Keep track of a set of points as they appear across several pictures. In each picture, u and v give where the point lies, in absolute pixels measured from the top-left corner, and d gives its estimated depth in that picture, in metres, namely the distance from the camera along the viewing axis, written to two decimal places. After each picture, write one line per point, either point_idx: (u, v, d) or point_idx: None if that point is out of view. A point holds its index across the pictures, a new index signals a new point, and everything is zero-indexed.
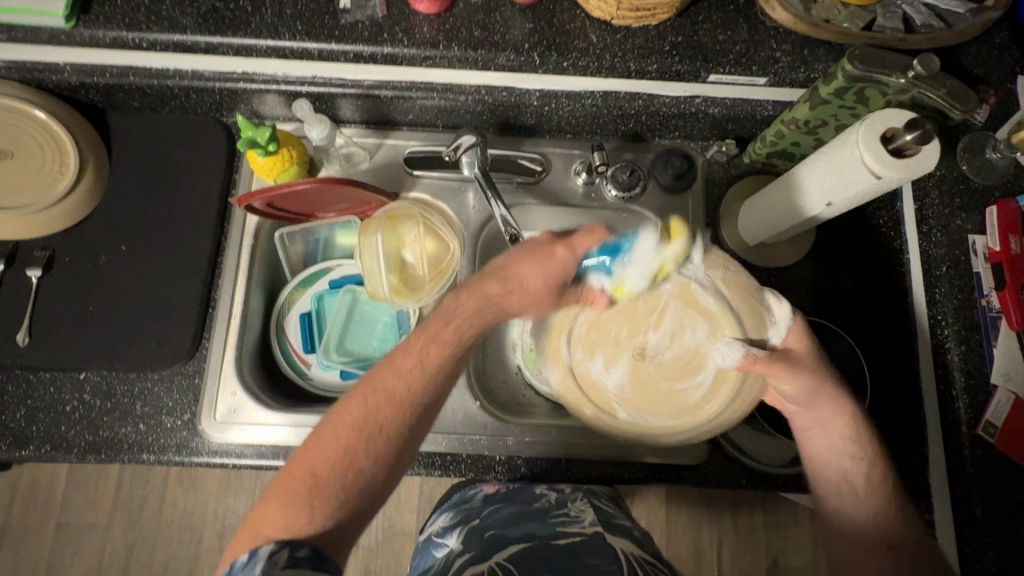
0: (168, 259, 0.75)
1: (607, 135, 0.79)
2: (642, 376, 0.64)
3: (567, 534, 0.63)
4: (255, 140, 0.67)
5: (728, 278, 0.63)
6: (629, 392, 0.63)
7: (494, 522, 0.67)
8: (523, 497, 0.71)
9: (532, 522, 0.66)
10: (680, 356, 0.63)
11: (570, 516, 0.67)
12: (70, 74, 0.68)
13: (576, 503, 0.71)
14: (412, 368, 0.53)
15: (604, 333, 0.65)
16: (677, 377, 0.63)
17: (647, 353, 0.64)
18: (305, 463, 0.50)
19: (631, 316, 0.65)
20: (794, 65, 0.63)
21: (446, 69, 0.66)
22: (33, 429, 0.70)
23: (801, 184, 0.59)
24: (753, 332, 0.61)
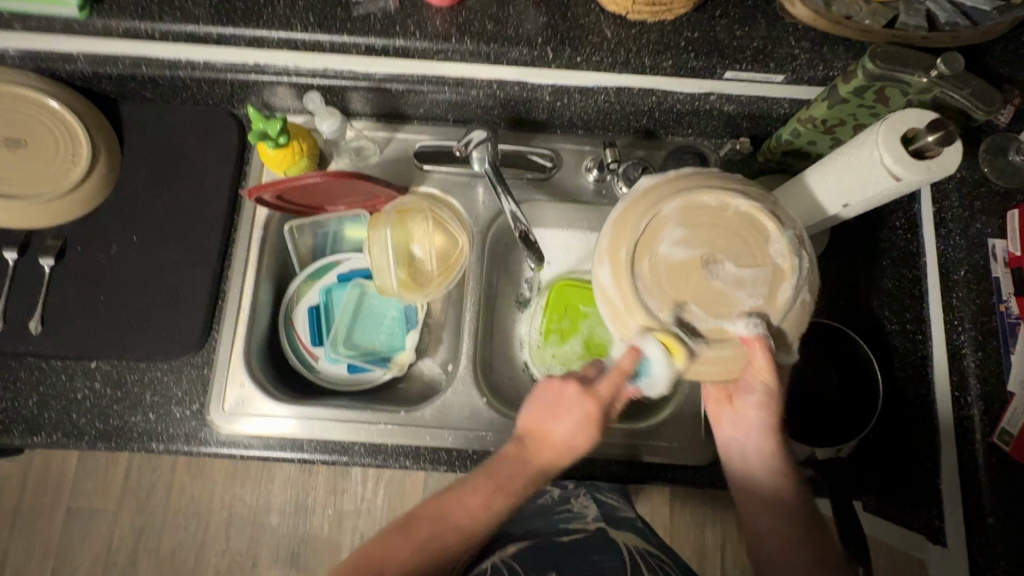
0: (179, 250, 0.75)
1: (620, 132, 0.78)
2: (675, 283, 0.46)
3: (571, 531, 0.66)
4: (266, 132, 0.67)
5: (811, 274, 0.48)
6: (662, 288, 0.46)
7: (501, 518, 0.69)
8: (528, 493, 0.73)
9: (537, 520, 0.68)
10: (723, 292, 0.46)
11: (573, 513, 0.69)
12: (83, 64, 0.68)
13: (580, 498, 0.71)
14: (467, 523, 0.52)
15: (709, 212, 0.48)
16: (700, 302, 0.46)
17: (712, 266, 0.46)
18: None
19: (739, 234, 0.48)
20: (812, 62, 0.62)
21: (457, 63, 0.65)
22: (45, 416, 0.71)
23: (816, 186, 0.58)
24: (792, 322, 0.47)
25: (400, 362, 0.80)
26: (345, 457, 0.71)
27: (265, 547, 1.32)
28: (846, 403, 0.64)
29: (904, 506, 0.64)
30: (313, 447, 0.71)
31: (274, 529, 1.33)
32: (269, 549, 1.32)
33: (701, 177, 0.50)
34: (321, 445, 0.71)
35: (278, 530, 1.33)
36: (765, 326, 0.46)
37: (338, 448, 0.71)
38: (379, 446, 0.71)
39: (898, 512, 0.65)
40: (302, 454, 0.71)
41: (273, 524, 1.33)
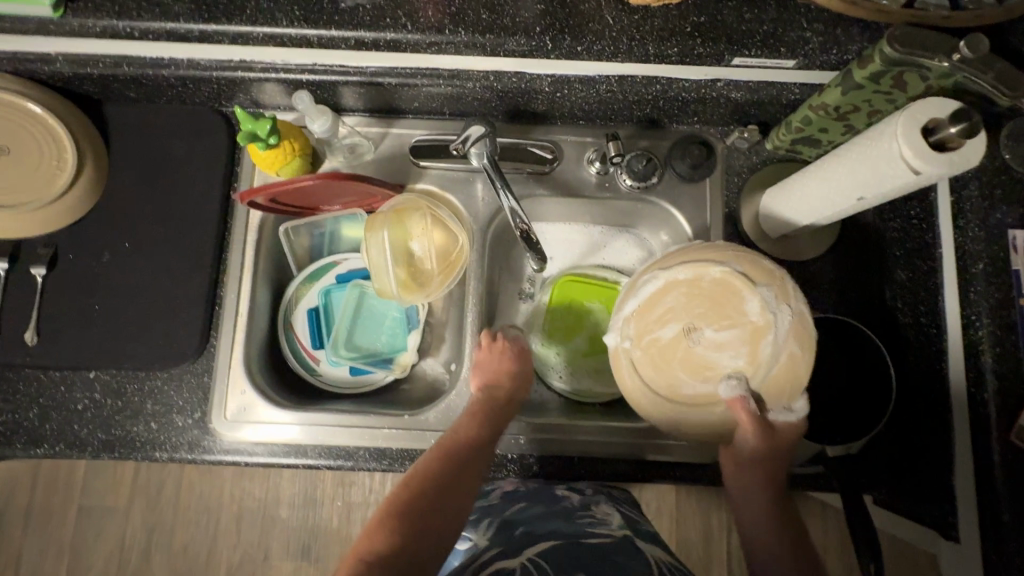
0: (172, 256, 0.74)
1: (622, 122, 0.75)
2: (668, 358, 0.54)
3: (597, 534, 0.62)
4: (255, 132, 0.65)
5: (798, 323, 0.52)
6: (651, 355, 0.55)
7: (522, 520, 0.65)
8: (547, 494, 0.69)
9: (559, 521, 0.64)
10: (710, 360, 0.53)
11: (596, 517, 0.65)
12: (63, 65, 0.66)
13: (602, 505, 0.68)
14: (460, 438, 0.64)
15: (687, 284, 0.55)
16: (687, 373, 0.54)
17: (692, 333, 0.54)
18: (393, 522, 0.57)
19: (718, 299, 0.54)
20: (826, 46, 0.59)
21: (452, 56, 0.63)
22: (46, 428, 0.70)
23: (830, 178, 0.56)
24: (783, 373, 0.52)
25: (402, 363, 0.79)
26: (350, 463, 0.71)
27: (276, 540, 1.34)
28: (857, 399, 0.63)
29: (916, 501, 0.64)
30: (317, 452, 0.71)
31: (284, 522, 1.34)
32: (280, 541, 1.34)
33: (683, 256, 0.57)
34: (325, 450, 0.71)
35: (288, 523, 1.34)
36: (749, 384, 0.53)
37: (343, 453, 0.71)
38: (384, 451, 0.71)
39: (910, 507, 0.64)
40: (306, 460, 0.71)
41: (283, 516, 1.35)
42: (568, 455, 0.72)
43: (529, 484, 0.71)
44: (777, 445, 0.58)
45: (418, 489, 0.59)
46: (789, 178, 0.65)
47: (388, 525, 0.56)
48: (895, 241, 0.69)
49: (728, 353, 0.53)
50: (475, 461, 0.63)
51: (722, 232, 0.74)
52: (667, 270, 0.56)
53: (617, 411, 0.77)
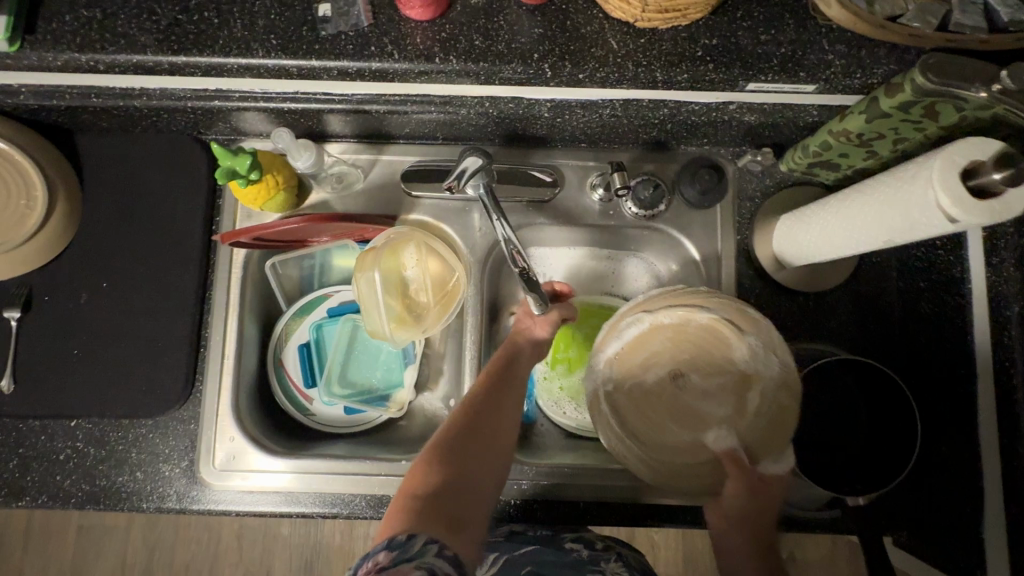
0: (153, 295, 0.70)
1: (627, 144, 0.71)
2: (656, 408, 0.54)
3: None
4: (234, 169, 0.61)
5: (785, 374, 0.52)
6: (634, 403, 0.55)
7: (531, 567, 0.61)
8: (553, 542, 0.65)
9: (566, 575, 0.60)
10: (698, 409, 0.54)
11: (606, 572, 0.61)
12: (27, 97, 0.61)
13: (613, 562, 0.63)
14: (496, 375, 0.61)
15: (672, 328, 0.55)
16: (675, 421, 0.54)
17: (679, 380, 0.55)
18: (442, 453, 0.53)
19: (702, 346, 0.55)
20: (849, 69, 0.54)
21: (444, 83, 0.58)
22: (27, 479, 0.67)
23: (858, 218, 0.52)
24: (769, 424, 0.53)
25: (399, 401, 0.74)
26: (346, 510, 0.68)
27: (277, 558, 1.32)
28: (878, 445, 0.60)
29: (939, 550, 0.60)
30: (312, 501, 0.68)
31: (286, 540, 1.32)
32: (282, 559, 1.32)
33: (665, 299, 0.55)
34: (319, 498, 0.68)
35: (290, 541, 1.32)
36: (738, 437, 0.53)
37: (339, 501, 0.68)
38: (381, 498, 0.68)
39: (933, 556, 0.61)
40: (300, 508, 0.68)
41: (284, 533, 1.33)
42: (574, 499, 0.69)
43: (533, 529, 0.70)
44: (767, 496, 0.53)
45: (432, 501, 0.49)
46: (806, 207, 0.60)
47: (436, 458, 0.53)
48: (920, 271, 0.64)
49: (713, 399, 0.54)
50: (505, 395, 0.59)
51: (733, 261, 0.70)
52: (651, 313, 0.55)
53: None
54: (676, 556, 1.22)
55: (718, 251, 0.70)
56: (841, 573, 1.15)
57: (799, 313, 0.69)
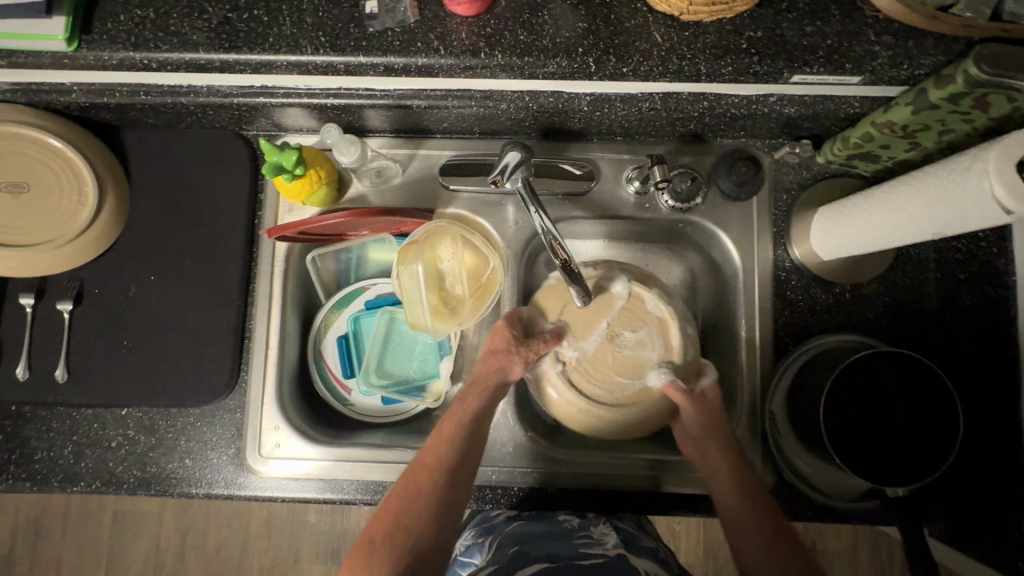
0: (198, 288, 0.71)
1: (662, 137, 0.71)
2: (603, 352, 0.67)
3: (591, 555, 0.63)
4: (282, 165, 0.62)
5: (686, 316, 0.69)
6: (584, 369, 0.66)
7: (524, 539, 0.67)
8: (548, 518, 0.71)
9: (555, 542, 0.66)
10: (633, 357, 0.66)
11: (592, 538, 0.67)
12: (79, 95, 0.63)
13: (599, 526, 0.70)
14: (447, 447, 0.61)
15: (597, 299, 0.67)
16: (621, 372, 0.66)
17: (616, 338, 0.67)
18: (385, 547, 0.55)
19: (625, 308, 0.67)
20: (897, 60, 0.54)
21: (487, 78, 0.59)
22: (81, 465, 0.69)
23: (907, 208, 0.51)
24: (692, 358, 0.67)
25: (435, 392, 0.76)
26: None
27: (305, 545, 1.35)
28: (918, 438, 0.60)
29: (976, 539, 0.61)
30: (354, 488, 0.70)
31: (313, 527, 1.35)
32: (309, 545, 1.35)
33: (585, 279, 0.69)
34: (361, 485, 0.70)
35: (317, 528, 1.35)
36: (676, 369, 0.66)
37: (380, 488, 0.70)
38: None
39: (970, 545, 0.62)
40: (343, 495, 0.70)
41: (311, 520, 1.35)
42: (609, 488, 0.70)
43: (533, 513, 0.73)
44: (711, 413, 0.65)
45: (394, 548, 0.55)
46: (849, 200, 0.60)
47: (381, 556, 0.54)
48: (960, 263, 0.64)
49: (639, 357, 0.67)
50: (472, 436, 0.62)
51: (769, 253, 0.70)
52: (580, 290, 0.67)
53: (657, 438, 0.75)
54: (698, 546, 1.23)
55: (753, 244, 0.71)
56: (864, 565, 1.15)
57: (835, 305, 0.69)
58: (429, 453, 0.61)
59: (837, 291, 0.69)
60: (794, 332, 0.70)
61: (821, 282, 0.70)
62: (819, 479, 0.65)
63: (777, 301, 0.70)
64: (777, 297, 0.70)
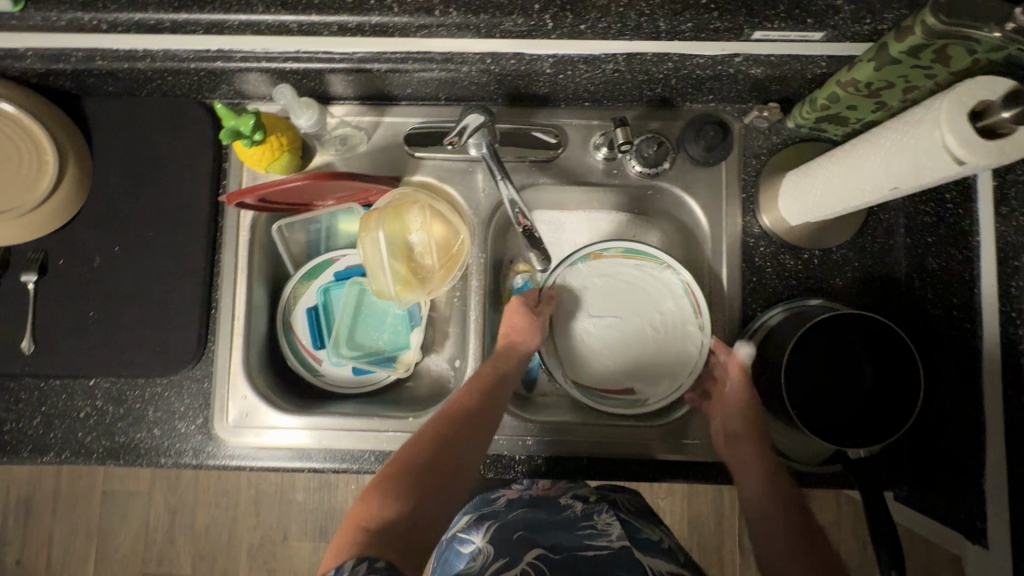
0: (163, 259, 0.71)
1: (630, 103, 0.70)
2: (595, 333, 0.73)
3: (595, 546, 0.58)
4: (238, 130, 0.61)
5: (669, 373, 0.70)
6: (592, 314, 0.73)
7: (522, 526, 0.62)
8: (550, 503, 0.67)
9: (558, 532, 0.60)
10: (615, 362, 0.72)
11: (597, 529, 0.61)
12: (33, 61, 0.62)
13: (603, 515, 0.64)
14: (472, 401, 0.61)
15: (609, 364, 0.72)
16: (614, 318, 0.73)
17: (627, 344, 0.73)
18: (399, 491, 0.52)
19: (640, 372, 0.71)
20: (858, 15, 0.53)
21: (445, 38, 0.58)
22: (51, 436, 0.70)
23: (863, 166, 0.51)
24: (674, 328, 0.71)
25: (405, 361, 0.76)
26: (355, 466, 0.70)
27: (294, 522, 1.36)
28: (877, 401, 0.61)
29: (939, 499, 0.61)
30: (322, 456, 0.70)
31: (300, 505, 1.36)
32: (298, 522, 1.36)
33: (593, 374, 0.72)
34: (331, 454, 0.70)
35: (305, 506, 1.36)
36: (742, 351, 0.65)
37: (348, 456, 0.70)
38: (390, 453, 0.70)
39: (931, 506, 0.62)
40: (313, 464, 0.70)
41: (300, 498, 1.36)
42: (576, 455, 0.70)
43: (532, 495, 0.70)
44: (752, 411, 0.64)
45: (416, 467, 0.55)
46: (812, 162, 0.60)
47: (397, 494, 0.52)
48: (928, 226, 0.64)
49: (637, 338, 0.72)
50: (496, 400, 0.63)
51: (737, 220, 0.70)
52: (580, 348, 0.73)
53: (627, 409, 0.75)
54: (681, 521, 1.24)
55: (723, 211, 0.70)
56: None
57: (803, 271, 0.69)
58: (453, 403, 0.61)
59: (806, 257, 0.69)
60: (763, 298, 0.69)
61: (790, 248, 0.69)
62: (784, 443, 0.66)
63: (746, 268, 0.69)
64: (745, 263, 0.69)
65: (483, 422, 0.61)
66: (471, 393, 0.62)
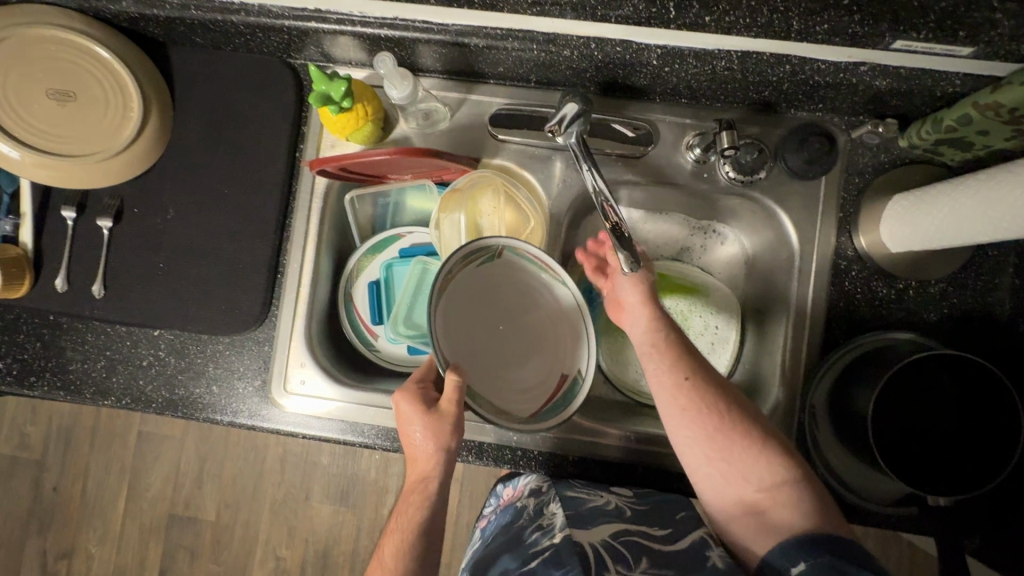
0: (234, 217, 0.70)
1: (730, 104, 0.66)
2: (506, 363, 0.63)
3: (534, 552, 0.52)
4: (329, 95, 0.60)
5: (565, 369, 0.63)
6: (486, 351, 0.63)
7: (483, 569, 0.56)
8: (511, 516, 0.62)
9: (509, 556, 0.54)
10: (536, 375, 0.63)
11: (542, 529, 0.56)
12: (129, 5, 0.61)
13: (550, 506, 0.59)
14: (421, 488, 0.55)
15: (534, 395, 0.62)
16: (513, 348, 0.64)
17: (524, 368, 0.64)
18: None
19: (550, 381, 0.63)
20: (1017, 33, 0.48)
21: (552, 18, 0.55)
22: (113, 380, 0.71)
23: (1001, 201, 0.47)
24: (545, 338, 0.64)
25: None
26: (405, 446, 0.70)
27: (317, 484, 1.38)
28: (965, 450, 0.57)
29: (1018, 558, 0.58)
30: (373, 433, 0.70)
31: (325, 468, 1.38)
32: (321, 485, 1.38)
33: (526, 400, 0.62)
34: (382, 432, 0.70)
35: (329, 470, 1.38)
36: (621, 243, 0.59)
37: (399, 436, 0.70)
38: None
39: (1005, 564, 0.58)
40: (363, 439, 0.70)
41: (325, 462, 1.38)
42: (631, 464, 0.68)
43: (505, 509, 0.65)
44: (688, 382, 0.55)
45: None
46: (931, 188, 0.56)
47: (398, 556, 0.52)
48: None
49: (516, 343, 0.65)
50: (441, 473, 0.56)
51: (830, 239, 0.66)
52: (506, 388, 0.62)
53: None
54: None
55: (816, 228, 0.66)
56: None
57: (896, 301, 0.65)
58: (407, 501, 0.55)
59: (901, 287, 0.65)
60: (847, 325, 0.65)
61: (884, 275, 0.65)
62: (854, 480, 0.62)
63: (833, 290, 0.65)
64: (833, 286, 0.65)
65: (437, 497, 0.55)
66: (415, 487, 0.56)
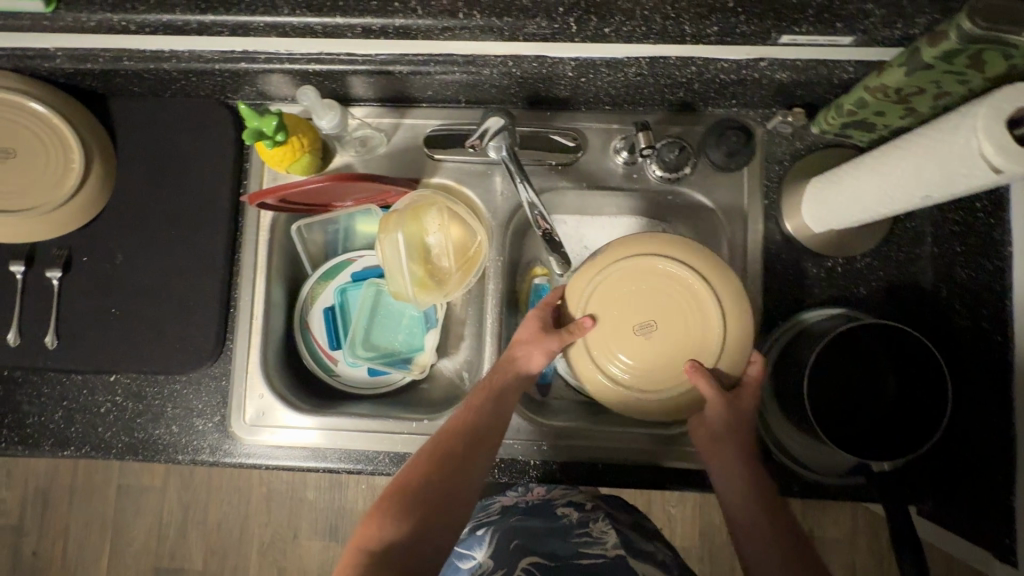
0: (183, 256, 0.72)
1: (652, 107, 0.70)
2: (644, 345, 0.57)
3: (592, 556, 0.60)
4: (262, 130, 0.61)
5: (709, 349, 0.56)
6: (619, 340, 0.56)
7: (523, 536, 0.64)
8: (548, 514, 0.69)
9: (554, 541, 0.63)
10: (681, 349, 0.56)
11: (592, 537, 0.64)
12: (62, 61, 0.63)
13: (599, 523, 0.67)
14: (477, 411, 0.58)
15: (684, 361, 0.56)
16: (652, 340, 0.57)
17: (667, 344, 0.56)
18: (401, 505, 0.52)
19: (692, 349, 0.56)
20: (890, 20, 0.54)
21: (468, 40, 0.59)
22: (71, 430, 0.70)
23: (892, 174, 0.50)
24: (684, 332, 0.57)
25: (421, 363, 0.75)
26: (369, 466, 0.70)
27: (304, 521, 1.36)
28: (904, 414, 0.59)
29: (965, 513, 0.59)
30: (336, 457, 0.70)
31: (311, 503, 1.36)
32: (308, 522, 1.36)
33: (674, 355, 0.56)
34: (345, 454, 0.70)
35: (315, 505, 1.36)
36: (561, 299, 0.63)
37: (362, 457, 0.70)
38: (404, 456, 0.70)
39: (955, 523, 0.60)
40: (327, 463, 0.70)
41: (310, 497, 1.37)
42: (592, 463, 0.69)
43: (528, 502, 0.73)
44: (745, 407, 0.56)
45: (432, 467, 0.54)
46: (838, 168, 0.59)
47: (393, 513, 0.51)
48: (956, 235, 0.62)
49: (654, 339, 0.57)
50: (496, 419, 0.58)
51: (759, 225, 0.69)
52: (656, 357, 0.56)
53: None
54: (693, 531, 1.22)
55: (744, 216, 0.69)
56: (863, 555, 1.13)
57: (826, 279, 0.67)
58: (462, 410, 0.59)
59: (829, 265, 0.68)
60: (784, 307, 0.68)
61: (814, 256, 0.68)
62: (806, 454, 0.64)
63: (767, 275, 0.68)
64: (767, 270, 0.68)
65: (486, 435, 0.57)
66: (470, 406, 0.59)
